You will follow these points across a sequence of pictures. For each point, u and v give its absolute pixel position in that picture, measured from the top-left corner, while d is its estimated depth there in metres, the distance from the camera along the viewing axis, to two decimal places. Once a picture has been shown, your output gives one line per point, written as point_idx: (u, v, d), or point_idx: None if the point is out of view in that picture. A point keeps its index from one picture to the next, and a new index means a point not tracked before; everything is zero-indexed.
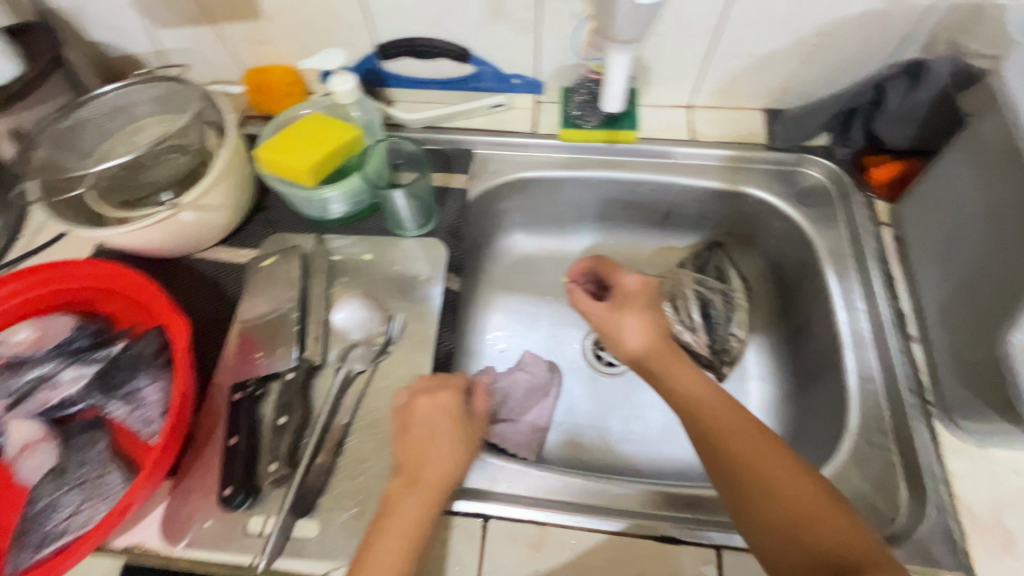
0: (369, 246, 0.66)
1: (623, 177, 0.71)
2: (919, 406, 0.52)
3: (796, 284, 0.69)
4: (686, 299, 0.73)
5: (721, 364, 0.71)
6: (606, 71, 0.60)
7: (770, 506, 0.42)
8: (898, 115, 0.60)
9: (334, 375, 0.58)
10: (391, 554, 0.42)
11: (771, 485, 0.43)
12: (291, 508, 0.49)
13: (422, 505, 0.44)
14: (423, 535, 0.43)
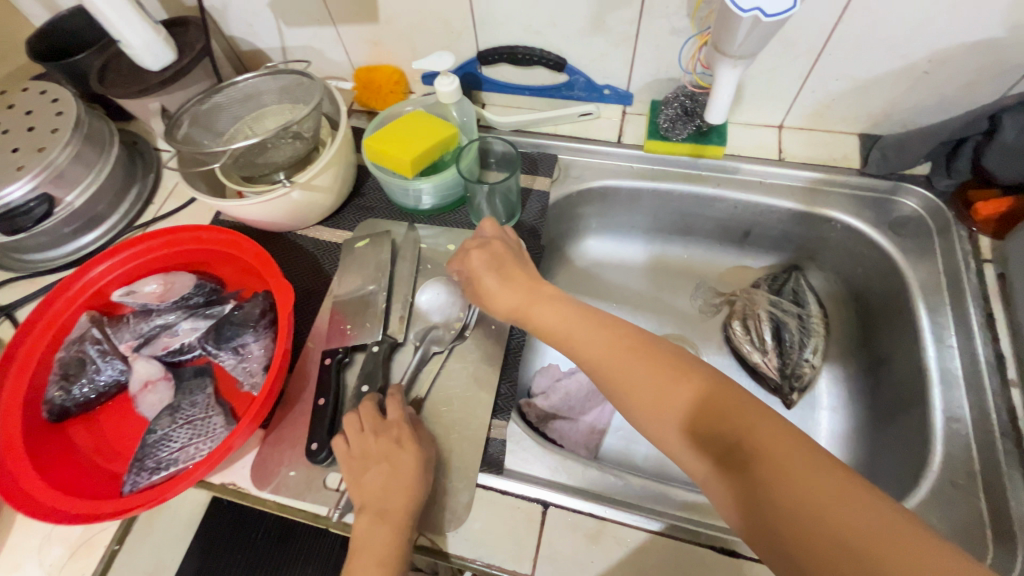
0: (452, 237, 0.70)
1: (704, 193, 0.72)
2: (1015, 455, 0.49)
3: (880, 315, 0.66)
4: (758, 320, 0.72)
5: (790, 390, 0.69)
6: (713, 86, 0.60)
7: (700, 419, 0.40)
8: (1014, 150, 0.56)
9: (412, 353, 0.62)
10: None
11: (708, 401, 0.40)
12: None
13: (394, 532, 0.47)
14: (400, 558, 0.46)
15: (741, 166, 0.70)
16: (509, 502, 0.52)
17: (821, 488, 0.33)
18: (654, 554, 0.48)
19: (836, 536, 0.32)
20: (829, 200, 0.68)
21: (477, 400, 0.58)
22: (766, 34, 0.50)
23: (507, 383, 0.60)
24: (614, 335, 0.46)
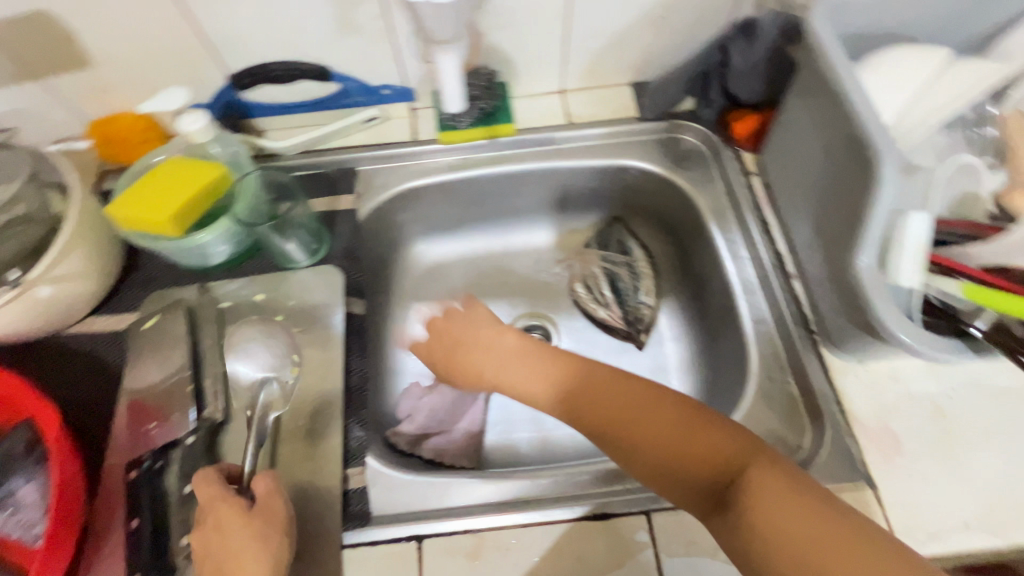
0: (259, 285, 0.63)
1: (510, 171, 0.72)
2: (806, 338, 0.56)
3: (688, 244, 0.73)
4: (596, 278, 0.76)
5: (638, 333, 0.74)
6: (440, 76, 0.61)
7: (663, 453, 0.43)
8: (745, 72, 0.63)
9: (241, 428, 0.54)
10: None
11: (683, 442, 0.42)
12: None
13: None
14: None
15: (536, 137, 0.71)
16: (382, 549, 0.48)
17: (775, 495, 0.36)
18: (535, 547, 0.48)
19: (788, 548, 0.34)
20: (623, 151, 0.71)
21: (325, 454, 0.53)
22: None
23: (356, 424, 0.55)
24: (574, 377, 0.50)
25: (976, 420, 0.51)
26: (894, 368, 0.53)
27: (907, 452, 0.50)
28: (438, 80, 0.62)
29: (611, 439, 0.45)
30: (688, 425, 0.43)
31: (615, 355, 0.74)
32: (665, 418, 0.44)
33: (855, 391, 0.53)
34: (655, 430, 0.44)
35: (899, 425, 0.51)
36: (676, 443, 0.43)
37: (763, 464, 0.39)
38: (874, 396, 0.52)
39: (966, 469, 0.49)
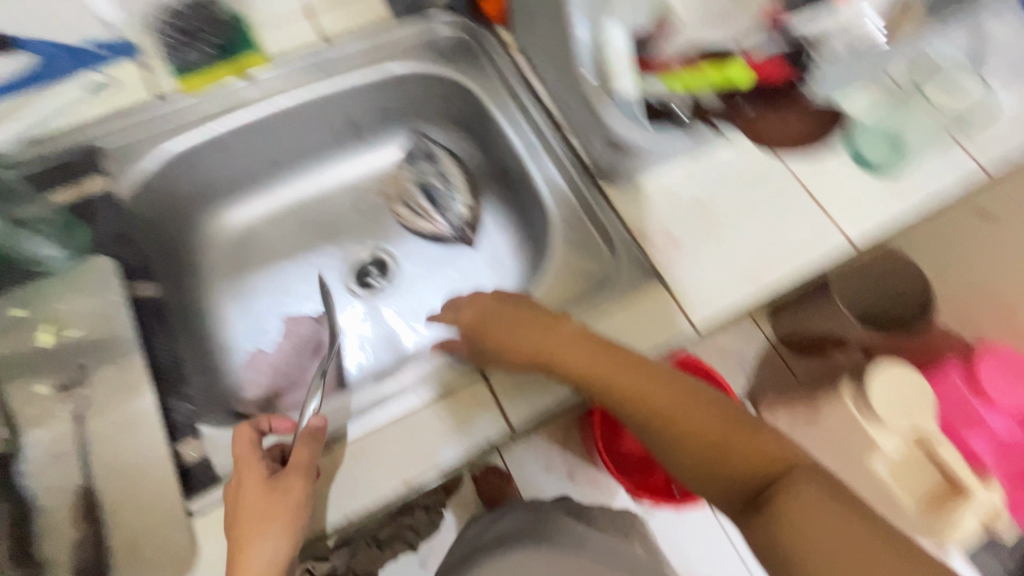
0: (10, 302, 0.53)
1: (280, 105, 0.67)
2: (587, 179, 0.61)
3: (485, 132, 0.73)
4: (412, 193, 0.77)
5: (465, 231, 0.77)
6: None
7: (690, 443, 0.46)
8: None
9: (36, 455, 0.48)
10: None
11: (693, 423, 0.46)
12: None
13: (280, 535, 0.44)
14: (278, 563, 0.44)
15: (295, 64, 0.67)
16: (234, 508, 0.45)
17: (811, 498, 0.40)
18: (387, 442, 0.49)
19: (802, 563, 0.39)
20: (388, 57, 0.70)
21: (147, 443, 0.49)
22: None
23: (177, 399, 0.53)
24: (630, 363, 0.48)
25: (728, 200, 0.59)
26: (664, 184, 0.59)
27: (683, 245, 0.57)
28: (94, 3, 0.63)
29: (650, 425, 0.47)
30: (730, 423, 0.46)
31: (452, 260, 0.78)
32: (676, 395, 0.47)
33: (635, 209, 0.59)
34: (700, 424, 0.46)
35: (673, 226, 0.58)
36: (700, 428, 0.46)
37: (805, 474, 0.42)
38: (650, 209, 0.59)
39: (727, 242, 0.58)
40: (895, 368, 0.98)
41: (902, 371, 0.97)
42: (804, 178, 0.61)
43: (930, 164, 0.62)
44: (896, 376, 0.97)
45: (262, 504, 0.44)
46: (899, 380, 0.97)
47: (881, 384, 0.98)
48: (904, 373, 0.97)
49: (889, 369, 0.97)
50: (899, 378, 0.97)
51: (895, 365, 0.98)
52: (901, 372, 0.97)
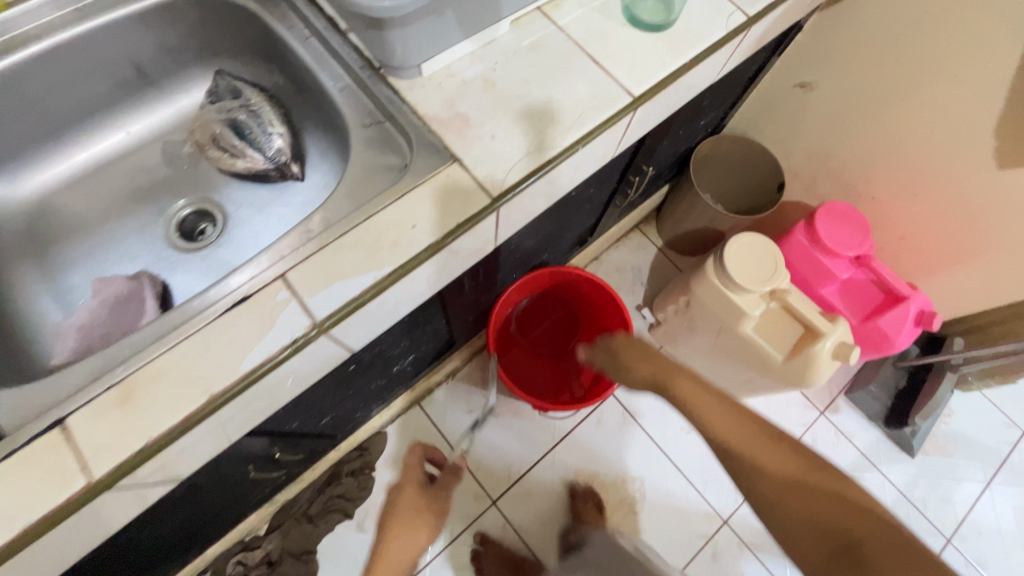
0: None
1: (36, 54, 0.62)
2: (374, 75, 0.60)
3: (278, 51, 0.69)
4: (221, 133, 0.73)
5: (287, 163, 0.72)
6: None
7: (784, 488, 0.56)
8: None
9: None
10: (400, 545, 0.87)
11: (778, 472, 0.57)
12: None
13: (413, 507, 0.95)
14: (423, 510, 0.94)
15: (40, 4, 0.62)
16: (20, 455, 0.44)
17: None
18: (181, 362, 0.47)
19: None
20: None
21: None
22: None
23: None
24: (731, 415, 0.63)
25: (514, 75, 0.60)
26: (448, 69, 0.60)
27: (475, 123, 0.58)
28: None
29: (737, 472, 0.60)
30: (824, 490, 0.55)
31: (280, 196, 0.74)
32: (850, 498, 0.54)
33: (425, 98, 0.59)
34: (793, 489, 0.56)
35: (464, 106, 0.59)
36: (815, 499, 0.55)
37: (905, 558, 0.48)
38: (438, 94, 0.59)
39: (517, 113, 0.59)
40: (742, 241, 1.07)
41: (748, 243, 1.07)
42: (585, 44, 0.63)
43: (698, 16, 0.66)
44: (746, 248, 1.06)
45: (424, 502, 0.96)
46: (748, 248, 1.06)
47: (735, 254, 1.06)
48: (751, 245, 1.07)
49: (737, 244, 1.06)
50: (748, 249, 1.06)
51: (744, 238, 1.07)
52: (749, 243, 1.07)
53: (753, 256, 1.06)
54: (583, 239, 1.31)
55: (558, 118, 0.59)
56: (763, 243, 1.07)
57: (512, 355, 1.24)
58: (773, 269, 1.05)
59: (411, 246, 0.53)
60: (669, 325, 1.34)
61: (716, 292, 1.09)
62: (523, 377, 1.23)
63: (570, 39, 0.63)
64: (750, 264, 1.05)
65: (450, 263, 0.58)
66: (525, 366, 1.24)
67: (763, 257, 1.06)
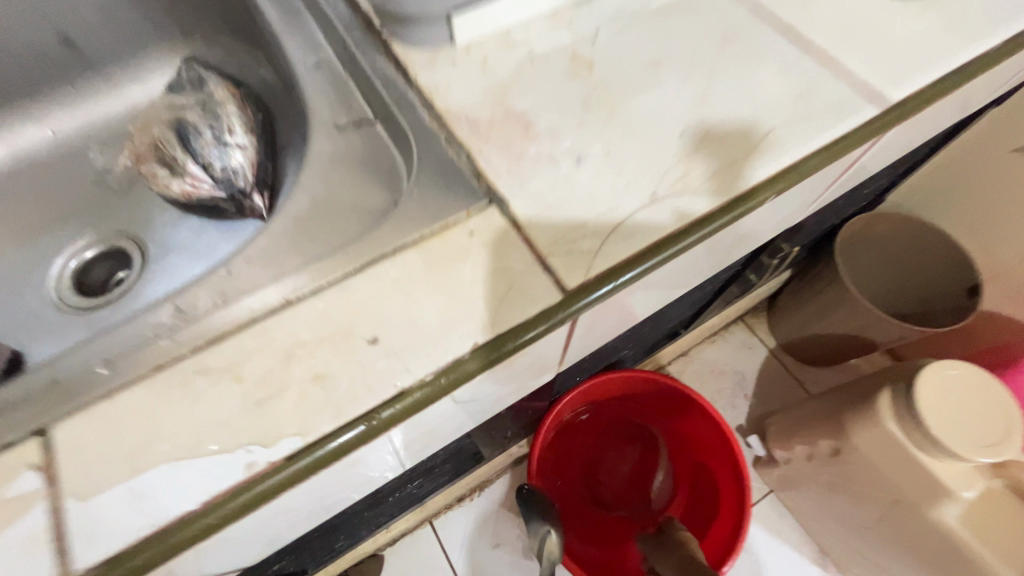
0: None
1: None
2: (369, 41, 0.33)
3: (256, 27, 0.46)
4: (162, 142, 0.48)
5: (251, 189, 0.46)
6: None
7: None
8: None
9: None
10: None
11: None
12: None
13: None
14: None
15: None
16: None
17: None
18: None
19: None
20: None
21: None
22: None
23: None
24: None
25: (631, 54, 0.31)
26: (503, 36, 0.32)
27: (544, 133, 0.28)
28: None
29: None
30: None
31: (231, 241, 0.48)
32: None
33: (453, 81, 0.30)
34: None
35: (526, 101, 0.29)
36: None
37: None
38: (478, 77, 0.30)
39: (632, 121, 0.29)
40: (949, 374, 0.67)
41: (956, 378, 0.67)
42: (773, 8, 0.33)
43: None
44: (954, 387, 0.67)
45: None
46: (955, 388, 0.67)
47: (934, 394, 0.66)
48: (963, 382, 0.67)
49: (937, 378, 0.67)
50: (956, 389, 0.67)
51: (951, 370, 0.67)
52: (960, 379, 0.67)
53: (964, 402, 0.66)
54: (674, 331, 0.96)
55: (719, 135, 0.28)
56: (984, 381, 0.67)
57: (561, 488, 0.86)
58: (1002, 431, 0.64)
59: (364, 386, 0.23)
60: (790, 468, 0.94)
61: (889, 446, 0.70)
62: (569, 521, 0.84)
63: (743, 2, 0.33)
64: (961, 414, 0.65)
65: (440, 414, 0.29)
66: (578, 506, 0.86)
67: (982, 406, 0.66)
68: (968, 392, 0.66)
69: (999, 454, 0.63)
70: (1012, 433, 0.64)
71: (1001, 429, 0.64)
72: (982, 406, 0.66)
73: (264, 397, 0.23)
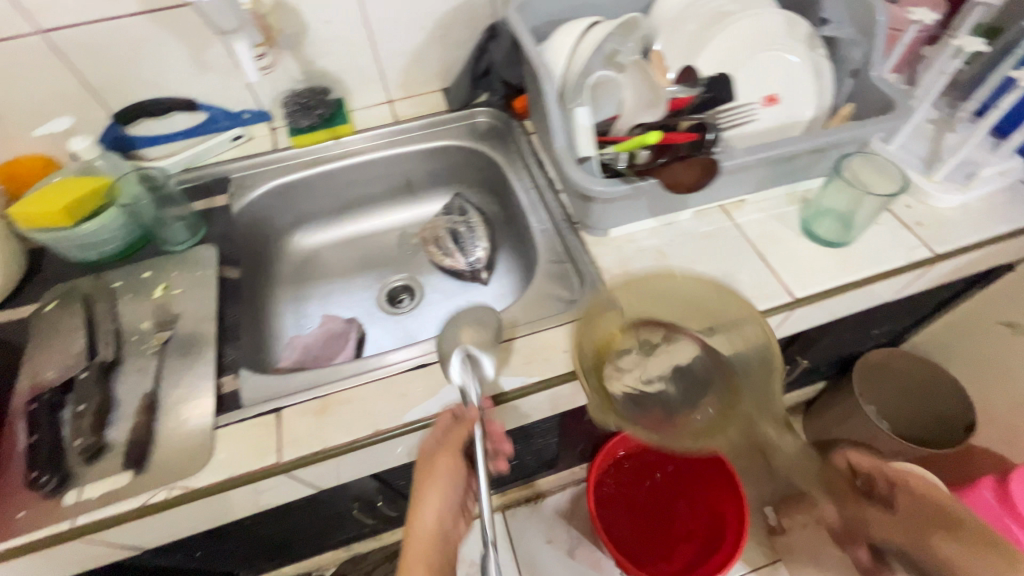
0: (146, 266, 0.76)
1: (357, 163, 0.91)
2: (571, 227, 0.76)
3: (502, 192, 0.91)
4: (442, 238, 0.94)
5: (481, 270, 0.91)
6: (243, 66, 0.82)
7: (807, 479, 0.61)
8: (508, 63, 0.87)
9: (129, 368, 0.65)
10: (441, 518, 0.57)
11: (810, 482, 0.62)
12: (122, 460, 0.57)
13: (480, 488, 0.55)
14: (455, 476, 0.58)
15: (370, 135, 0.92)
16: (248, 419, 0.60)
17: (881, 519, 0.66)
18: (362, 398, 0.61)
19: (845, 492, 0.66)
20: (436, 134, 0.93)
21: (203, 370, 0.65)
22: None
23: (229, 348, 0.68)
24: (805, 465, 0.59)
25: (686, 255, 0.71)
26: (630, 235, 0.73)
27: None
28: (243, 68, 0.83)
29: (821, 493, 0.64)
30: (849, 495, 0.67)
31: (465, 293, 0.92)
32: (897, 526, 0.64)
33: (606, 253, 0.72)
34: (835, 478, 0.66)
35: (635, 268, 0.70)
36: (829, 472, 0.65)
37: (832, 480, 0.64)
38: (616, 254, 0.71)
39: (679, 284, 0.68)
40: (913, 482, 0.65)
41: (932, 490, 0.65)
42: (756, 243, 0.71)
43: (878, 243, 0.70)
44: (916, 490, 0.64)
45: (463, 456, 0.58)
46: (911, 479, 0.65)
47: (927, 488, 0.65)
48: (943, 492, 0.64)
49: (907, 479, 0.65)
50: (923, 505, 0.63)
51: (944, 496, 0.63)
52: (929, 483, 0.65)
53: (913, 491, 0.64)
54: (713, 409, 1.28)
55: None
56: (955, 505, 0.62)
57: (627, 514, 1.16)
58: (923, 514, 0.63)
59: (559, 366, 0.63)
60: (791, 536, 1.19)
61: (874, 528, 0.67)
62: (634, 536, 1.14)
63: (743, 236, 0.72)
64: (903, 510, 0.64)
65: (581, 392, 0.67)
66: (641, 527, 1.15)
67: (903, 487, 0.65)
68: (935, 510, 0.62)
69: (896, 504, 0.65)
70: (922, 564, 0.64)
71: (948, 500, 0.63)
72: (916, 493, 0.64)
73: (526, 361, 0.63)
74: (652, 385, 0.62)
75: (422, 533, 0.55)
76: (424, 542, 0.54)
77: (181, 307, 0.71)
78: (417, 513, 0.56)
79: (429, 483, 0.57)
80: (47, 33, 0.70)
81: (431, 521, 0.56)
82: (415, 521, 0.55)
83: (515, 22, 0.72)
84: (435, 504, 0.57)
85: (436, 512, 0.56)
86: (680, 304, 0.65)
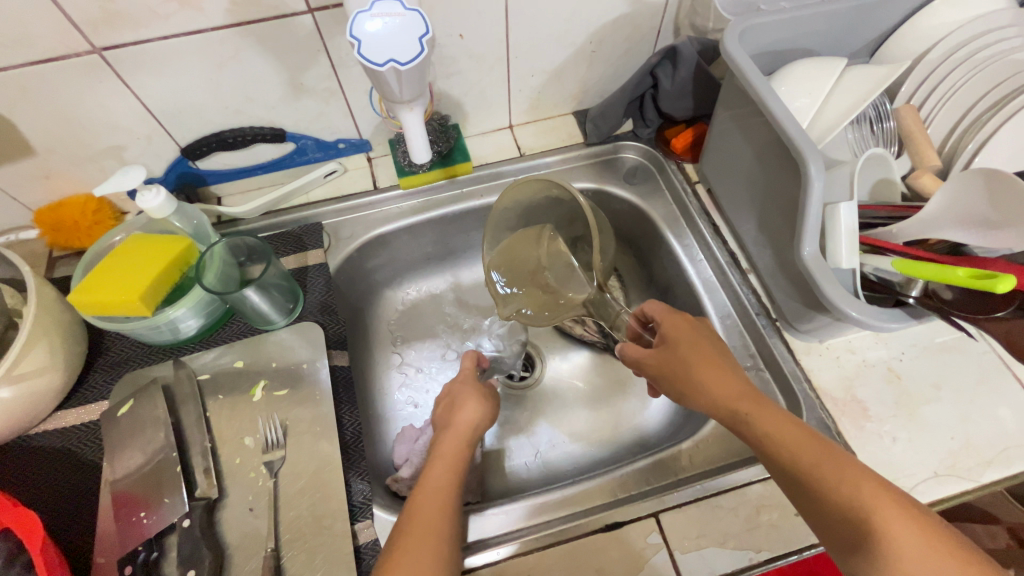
0: (237, 352, 0.61)
1: (472, 207, 0.74)
2: (770, 325, 0.61)
3: (646, 247, 0.75)
4: None
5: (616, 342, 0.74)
6: (347, 89, 0.64)
7: (670, 381, 0.50)
8: (674, 93, 0.69)
9: (240, 505, 0.53)
10: (443, 471, 0.50)
11: (712, 386, 0.46)
12: None
13: (450, 470, 0.50)
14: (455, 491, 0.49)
15: (491, 172, 0.74)
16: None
17: (793, 437, 0.41)
18: (546, 567, 0.50)
19: (776, 449, 0.41)
20: (571, 173, 0.75)
21: (334, 512, 0.53)
22: (418, 77, 0.44)
23: (356, 477, 0.55)
24: (722, 373, 0.47)
25: (925, 376, 0.56)
26: (847, 341, 0.59)
27: (875, 417, 0.55)
28: (347, 92, 0.64)
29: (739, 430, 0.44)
30: (742, 408, 0.44)
31: (598, 370, 0.75)
32: (745, 391, 0.45)
33: (821, 367, 0.58)
34: (720, 389, 0.46)
35: (863, 394, 0.56)
36: (688, 370, 0.49)
37: (722, 373, 0.47)
38: (835, 370, 0.57)
39: (925, 423, 0.54)
40: (765, 425, 0.42)
41: (710, 361, 0.48)
42: (1012, 364, 0.56)
43: None
44: (705, 388, 0.47)
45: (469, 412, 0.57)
46: (698, 371, 0.48)
47: (712, 368, 0.47)
48: (773, 409, 0.44)
49: (673, 328, 0.52)
50: (672, 364, 0.50)
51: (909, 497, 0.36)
52: (714, 363, 0.48)
53: (683, 394, 0.49)
54: None
55: (978, 445, 0.52)
56: (852, 461, 0.38)
57: None
58: (801, 480, 0.39)
59: (792, 537, 0.49)
60: None
61: (800, 464, 0.39)
62: None
63: (996, 353, 0.57)
64: (706, 402, 0.47)
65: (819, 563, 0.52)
66: None
67: (675, 348, 0.50)
68: (687, 367, 0.49)
69: (656, 379, 0.53)
70: (834, 540, 0.37)
71: (837, 469, 0.38)
72: (787, 450, 0.41)
73: (747, 525, 0.50)
74: (513, 281, 0.67)
75: (460, 423, 0.56)
76: (459, 439, 0.54)
77: (291, 415, 0.58)
78: (458, 415, 0.56)
79: (469, 396, 0.58)
80: (106, 51, 0.52)
81: (470, 419, 0.56)
82: (454, 415, 0.56)
83: (732, 58, 0.53)
84: (478, 406, 0.57)
85: (471, 422, 0.56)
86: (542, 185, 0.63)
